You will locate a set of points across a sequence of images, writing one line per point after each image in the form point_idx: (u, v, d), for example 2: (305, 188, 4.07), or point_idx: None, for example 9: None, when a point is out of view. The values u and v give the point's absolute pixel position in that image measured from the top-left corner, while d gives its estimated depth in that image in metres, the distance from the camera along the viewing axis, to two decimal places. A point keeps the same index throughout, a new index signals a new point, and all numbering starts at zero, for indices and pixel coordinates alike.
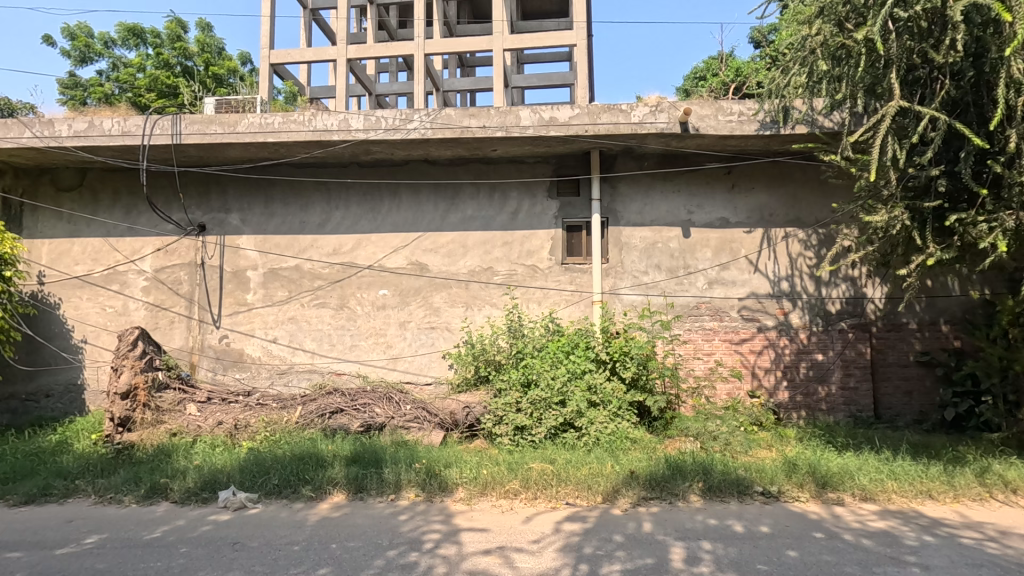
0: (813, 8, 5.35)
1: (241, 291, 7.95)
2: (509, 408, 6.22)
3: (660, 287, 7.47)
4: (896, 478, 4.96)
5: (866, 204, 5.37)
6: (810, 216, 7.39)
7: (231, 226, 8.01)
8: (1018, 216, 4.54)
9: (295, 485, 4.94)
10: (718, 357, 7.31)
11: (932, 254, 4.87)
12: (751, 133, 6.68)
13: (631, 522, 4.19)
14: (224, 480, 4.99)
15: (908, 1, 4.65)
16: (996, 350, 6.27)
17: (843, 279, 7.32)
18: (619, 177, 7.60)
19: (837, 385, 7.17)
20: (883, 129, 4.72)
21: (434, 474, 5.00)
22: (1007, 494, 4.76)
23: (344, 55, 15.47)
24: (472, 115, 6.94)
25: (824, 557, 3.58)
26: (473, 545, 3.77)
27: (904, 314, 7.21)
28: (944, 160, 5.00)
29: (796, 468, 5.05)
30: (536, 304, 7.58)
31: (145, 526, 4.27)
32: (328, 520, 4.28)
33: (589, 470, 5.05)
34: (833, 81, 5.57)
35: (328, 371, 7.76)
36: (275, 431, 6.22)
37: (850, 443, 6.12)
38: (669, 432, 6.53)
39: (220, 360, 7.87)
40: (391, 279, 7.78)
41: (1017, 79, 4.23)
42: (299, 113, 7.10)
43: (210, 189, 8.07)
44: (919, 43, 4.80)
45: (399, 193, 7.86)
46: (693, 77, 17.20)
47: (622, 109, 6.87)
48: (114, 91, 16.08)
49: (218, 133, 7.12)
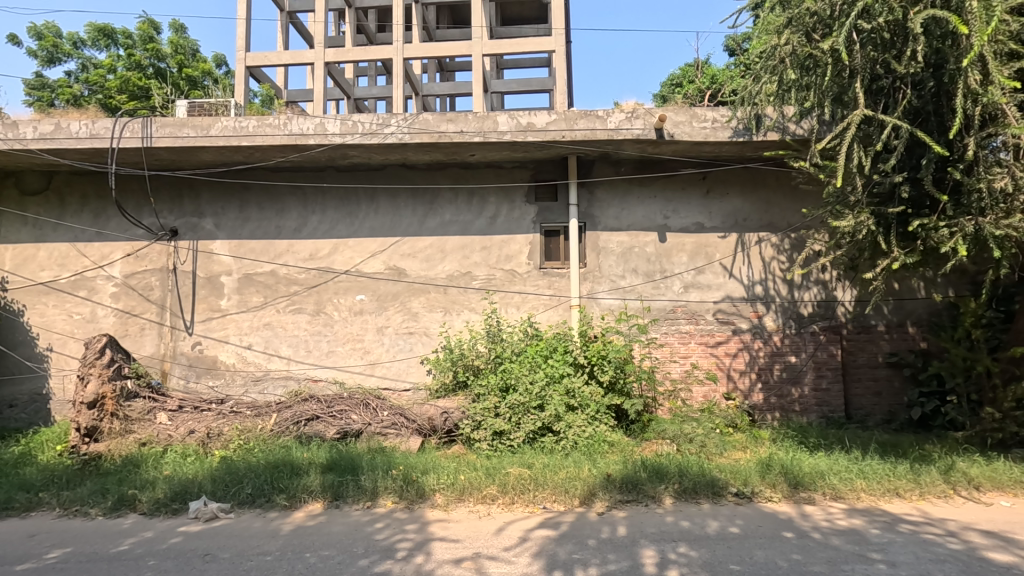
0: (781, 19, 5.48)
1: (214, 297, 7.81)
2: (487, 413, 6.21)
3: (637, 290, 7.55)
4: (865, 476, 5.08)
5: (834, 209, 5.51)
6: (783, 221, 7.54)
7: (205, 230, 7.87)
8: (977, 221, 4.68)
9: (269, 494, 4.86)
10: (694, 359, 7.42)
11: (896, 258, 5.02)
12: (724, 139, 6.83)
13: (606, 525, 4.22)
14: (195, 491, 4.89)
15: (871, 12, 4.80)
16: (959, 350, 6.43)
17: (814, 283, 7.48)
18: (597, 183, 7.67)
19: (810, 386, 7.32)
20: (849, 137, 4.86)
21: (412, 480, 4.97)
22: (970, 490, 4.91)
23: (322, 58, 15.26)
24: (449, 119, 6.94)
25: (793, 557, 3.64)
26: (448, 553, 3.75)
27: (873, 317, 7.40)
28: (908, 166, 5.13)
29: (770, 469, 5.15)
30: (515, 308, 7.60)
31: (111, 539, 4.15)
32: (301, 529, 4.22)
33: (566, 474, 5.08)
34: (802, 90, 5.71)
35: (305, 377, 7.66)
36: (249, 439, 6.12)
37: (822, 443, 6.25)
38: (646, 434, 6.59)
39: (192, 368, 7.72)
40: (368, 284, 7.72)
41: (974, 90, 4.38)
42: (274, 117, 7.02)
43: (183, 193, 7.92)
44: (883, 53, 4.94)
45: (376, 197, 7.80)
46: (670, 84, 17.39)
47: (598, 115, 6.97)
48: (83, 92, 15.69)
49: (190, 136, 7.00)
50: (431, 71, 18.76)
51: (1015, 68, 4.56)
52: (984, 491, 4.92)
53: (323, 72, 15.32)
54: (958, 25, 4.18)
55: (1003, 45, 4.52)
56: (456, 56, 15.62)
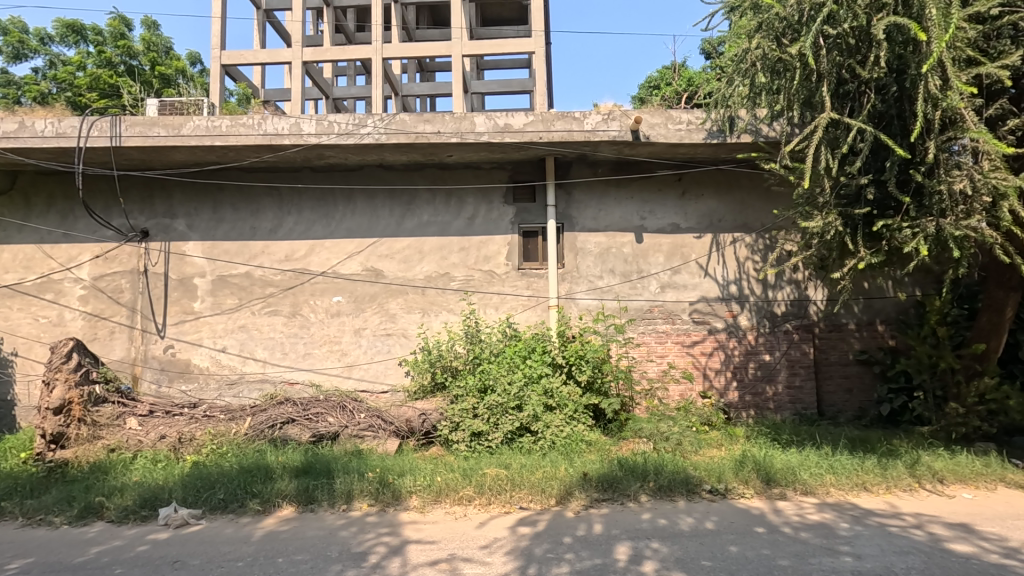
0: (751, 24, 5.57)
1: (188, 299, 7.67)
2: (465, 414, 6.21)
3: (614, 290, 7.62)
4: (835, 471, 5.19)
5: (804, 210, 5.64)
6: (756, 222, 7.68)
7: (177, 231, 7.73)
8: (938, 223, 4.81)
9: (242, 499, 4.79)
10: (671, 359, 7.51)
11: (862, 258, 5.16)
12: (699, 141, 6.93)
13: (583, 523, 4.26)
14: (165, 497, 4.79)
15: (836, 18, 4.94)
16: (925, 348, 6.61)
17: (788, 282, 7.63)
18: (575, 184, 7.71)
19: (783, 384, 7.46)
20: (816, 139, 4.99)
21: (387, 483, 4.95)
22: (934, 483, 5.06)
23: (299, 57, 15.01)
24: (426, 120, 6.92)
25: (763, 551, 3.71)
26: (422, 556, 3.74)
27: (844, 315, 7.57)
28: (873, 169, 5.24)
29: (744, 466, 5.23)
30: (494, 309, 7.61)
31: (77, 548, 4.05)
32: (274, 534, 4.17)
33: (543, 474, 5.10)
34: (772, 94, 5.81)
35: (281, 380, 7.57)
36: (222, 443, 6.02)
37: (794, 439, 6.38)
38: (624, 434, 6.65)
39: (164, 372, 7.57)
40: (345, 286, 7.66)
41: (934, 95, 4.52)
42: (248, 116, 6.92)
43: (154, 193, 7.75)
44: (848, 58, 5.07)
45: (353, 198, 7.73)
46: (648, 86, 17.56)
47: (575, 116, 7.01)
48: (51, 90, 15.28)
49: (161, 136, 6.86)
50: (411, 71, 18.67)
51: (973, 73, 4.70)
52: (948, 484, 5.07)
53: (300, 72, 15.10)
54: (919, 32, 4.33)
55: (961, 51, 4.66)
56: (436, 57, 15.53)
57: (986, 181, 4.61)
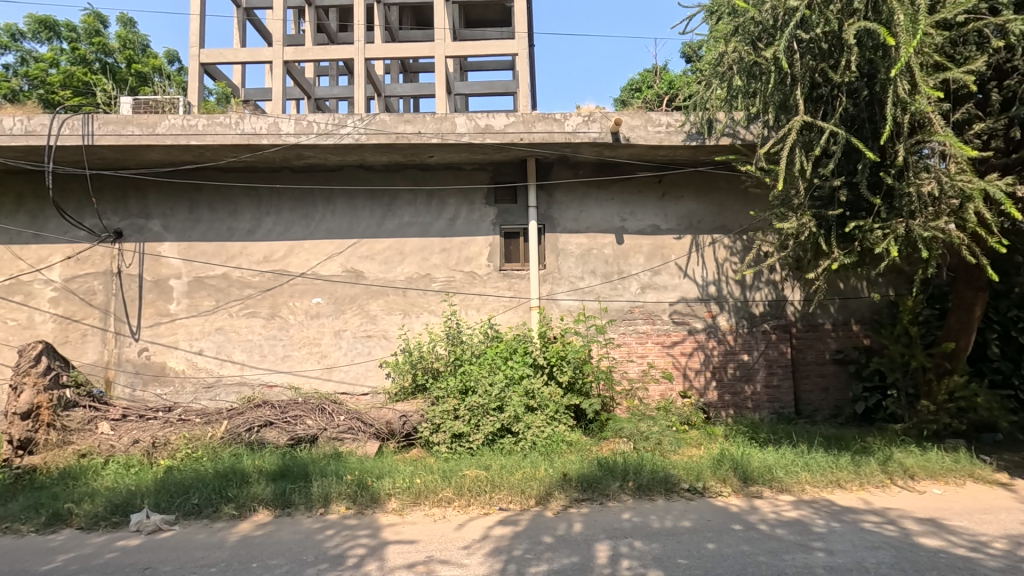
0: (727, 27, 5.65)
1: (163, 301, 7.53)
2: (446, 416, 6.17)
3: (596, 291, 7.65)
4: (810, 469, 5.27)
5: (779, 212, 5.73)
6: (734, 223, 7.78)
7: (152, 232, 7.59)
8: (908, 224, 4.91)
9: (217, 503, 4.71)
10: (651, 359, 7.56)
11: (836, 259, 5.26)
12: (679, 143, 7.00)
13: (563, 523, 4.27)
14: (137, 503, 4.70)
15: (809, 23, 5.04)
16: (897, 347, 6.74)
17: (765, 283, 7.73)
18: (556, 185, 7.74)
19: (762, 383, 7.56)
20: (790, 142, 5.09)
21: (366, 485, 4.91)
22: (905, 479, 5.17)
23: (280, 57, 14.82)
24: (407, 120, 6.89)
25: (740, 548, 3.75)
26: (400, 558, 3.71)
27: (820, 315, 7.71)
28: (846, 171, 5.33)
29: (721, 464, 5.30)
30: (475, 310, 7.60)
31: (44, 556, 3.95)
32: (249, 539, 4.12)
33: (523, 474, 5.10)
34: (748, 96, 5.88)
35: (259, 383, 7.47)
36: (198, 447, 5.91)
37: (771, 438, 6.46)
38: (604, 434, 6.67)
39: (139, 375, 7.43)
40: (325, 287, 7.58)
41: (903, 99, 4.63)
42: (225, 115, 6.83)
43: (128, 193, 7.59)
44: (821, 62, 5.16)
45: (333, 199, 7.66)
46: (629, 89, 17.70)
47: (556, 118, 7.03)
48: (23, 87, 14.92)
49: (135, 134, 6.73)
50: (394, 72, 18.56)
51: (940, 78, 4.82)
52: (918, 479, 5.19)
53: (281, 71, 14.92)
54: (887, 37, 4.45)
55: (928, 57, 4.78)
56: (419, 58, 15.44)
57: (954, 184, 4.72)
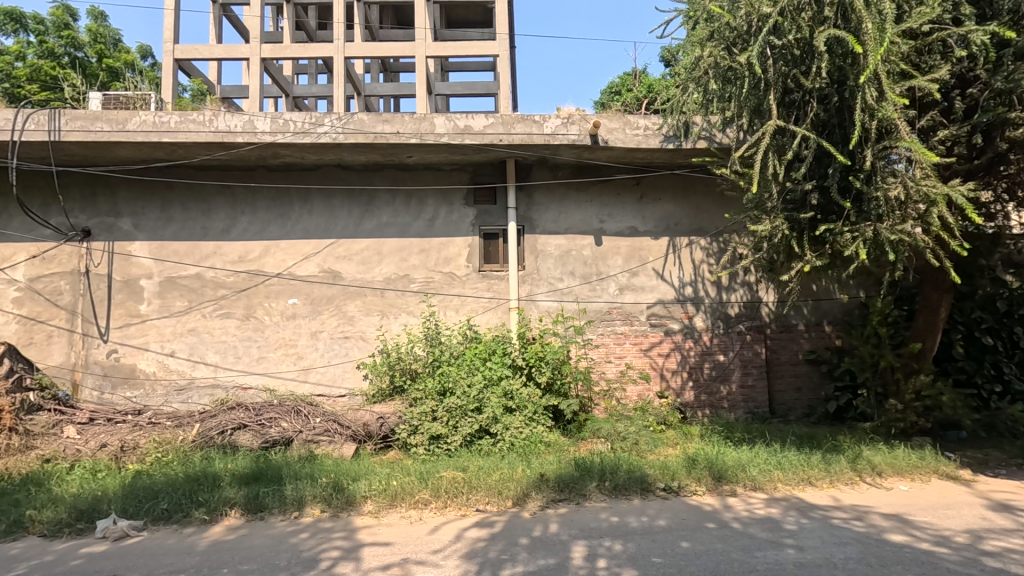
0: (703, 33, 5.72)
1: (133, 302, 7.36)
2: (424, 417, 6.14)
3: (574, 292, 7.69)
4: (783, 467, 5.36)
5: (753, 215, 5.83)
6: (711, 225, 7.89)
7: (122, 231, 7.41)
8: (876, 227, 5.04)
9: (187, 508, 4.61)
10: (628, 359, 7.62)
11: (808, 261, 5.38)
12: (656, 146, 7.08)
13: (539, 524, 4.27)
14: (104, 508, 4.57)
15: (781, 30, 5.15)
16: (867, 347, 6.90)
17: (740, 285, 7.86)
18: (535, 187, 7.76)
19: (737, 383, 7.68)
20: (763, 145, 5.19)
21: (341, 488, 4.86)
22: (873, 476, 5.30)
23: (258, 54, 14.51)
24: (385, 120, 6.84)
25: (713, 546, 3.80)
26: (374, 560, 3.68)
27: (794, 316, 7.85)
28: (817, 175, 5.43)
29: (696, 464, 5.36)
30: (454, 311, 7.58)
31: (4, 565, 3.82)
32: (220, 543, 4.04)
33: (500, 476, 5.09)
34: (723, 101, 5.97)
35: (233, 385, 7.33)
36: (168, 451, 5.78)
37: (746, 437, 6.57)
38: (582, 434, 6.70)
39: (108, 378, 7.24)
40: (301, 287, 7.48)
41: (871, 105, 4.76)
42: (198, 112, 6.70)
43: (98, 191, 7.40)
44: (793, 68, 5.27)
45: (310, 198, 7.57)
46: (609, 91, 17.82)
47: (535, 120, 7.05)
48: None
49: (104, 131, 6.56)
50: (374, 71, 18.39)
51: (906, 86, 4.96)
52: (885, 476, 5.32)
53: (259, 69, 14.60)
54: (856, 45, 4.58)
55: (895, 65, 4.92)
56: (399, 58, 15.33)
57: (919, 189, 4.86)
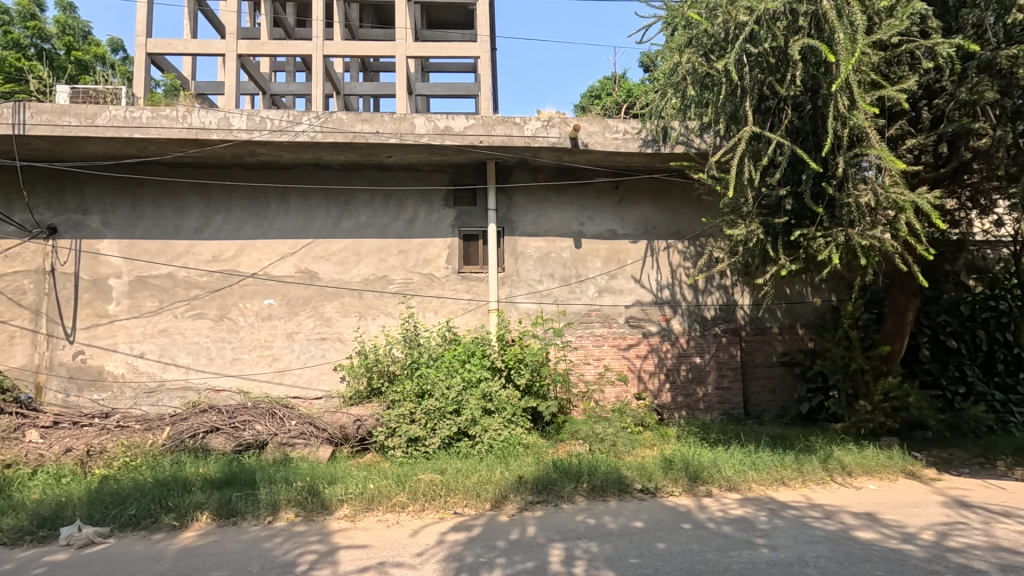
0: (681, 39, 5.80)
1: (101, 301, 7.15)
2: (402, 420, 6.10)
3: (554, 295, 7.71)
4: (757, 468, 5.45)
5: (729, 219, 5.93)
6: (688, 229, 7.99)
7: (90, 228, 7.19)
8: (848, 233, 5.16)
9: (156, 514, 4.48)
10: (607, 361, 7.68)
11: (783, 265, 5.50)
12: (635, 150, 7.17)
13: (516, 527, 4.26)
14: (68, 515, 4.42)
15: (758, 37, 5.25)
16: (839, 349, 7.06)
17: (716, 288, 7.98)
18: (515, 189, 7.76)
19: (713, 385, 7.79)
20: (739, 151, 5.28)
21: (316, 491, 4.78)
22: (844, 476, 5.42)
23: (234, 50, 14.10)
24: (364, 119, 6.77)
25: (689, 546, 3.84)
26: (351, 563, 3.64)
27: (768, 319, 8.00)
28: (791, 181, 5.55)
29: (673, 465, 5.42)
30: (433, 312, 7.54)
31: None
32: (190, 550, 3.93)
33: (478, 478, 5.07)
34: (701, 106, 6.04)
35: (205, 388, 7.17)
36: (136, 455, 5.64)
37: (721, 438, 6.66)
38: (561, 435, 6.72)
39: (73, 380, 7.02)
40: (277, 288, 7.36)
41: (843, 113, 4.89)
42: (171, 108, 6.54)
43: (64, 187, 7.17)
44: (769, 75, 5.37)
45: (287, 198, 7.45)
46: (589, 95, 17.93)
47: (515, 122, 7.05)
48: None
49: (72, 125, 6.36)
50: (353, 70, 18.19)
51: (877, 95, 5.10)
52: (855, 476, 5.44)
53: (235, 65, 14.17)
54: (828, 54, 4.69)
55: (865, 75, 5.06)
56: (379, 57, 15.20)
57: (888, 196, 5.00)
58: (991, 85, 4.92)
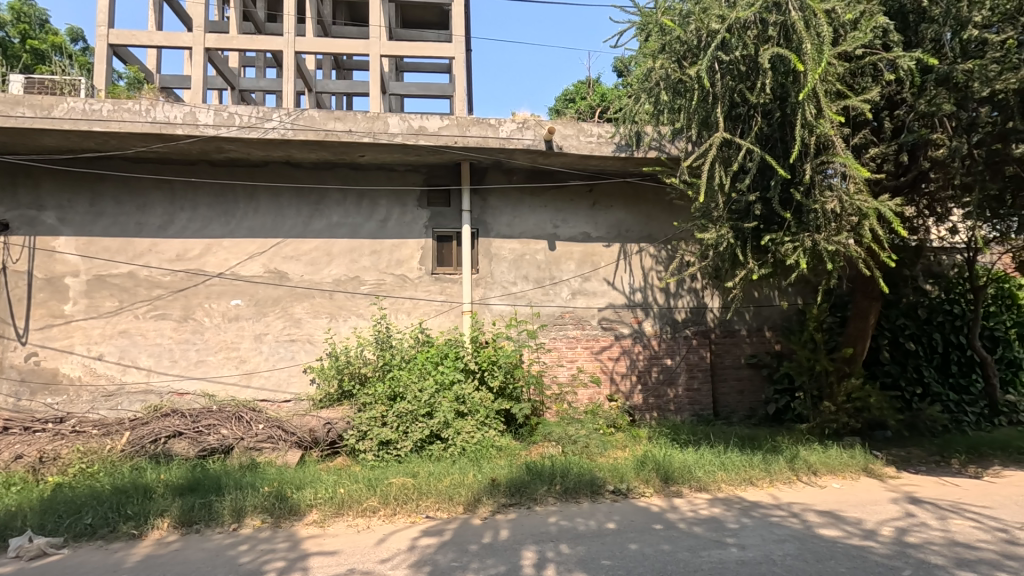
0: (655, 45, 5.88)
1: (57, 301, 6.85)
2: (373, 423, 6.01)
3: (528, 297, 7.71)
4: (726, 468, 5.54)
5: (700, 223, 6.04)
6: (660, 233, 8.11)
7: (46, 225, 6.89)
8: (814, 238, 5.29)
9: (114, 522, 4.31)
10: (580, 363, 7.71)
11: (751, 269, 5.61)
12: (608, 154, 7.24)
13: (489, 530, 4.23)
14: (17, 525, 4.21)
15: (728, 46, 5.37)
16: (804, 351, 7.24)
17: (687, 291, 8.11)
18: (490, 190, 7.74)
19: (683, 386, 7.91)
20: (710, 156, 5.38)
21: (284, 497, 4.66)
22: (809, 475, 5.56)
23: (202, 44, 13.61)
24: (336, 118, 6.66)
25: (660, 547, 3.88)
26: (320, 571, 3.56)
27: (737, 322, 8.17)
28: (760, 187, 5.67)
29: (645, 465, 5.47)
30: (405, 314, 7.45)
31: None
32: (150, 559, 3.79)
33: (450, 481, 5.01)
34: (673, 112, 6.09)
35: (168, 391, 6.93)
36: (93, 462, 5.43)
37: (691, 439, 6.77)
38: (533, 437, 6.72)
39: (25, 384, 6.71)
40: (244, 288, 7.17)
41: (810, 122, 5.02)
42: (134, 101, 6.31)
43: (18, 181, 6.86)
44: (739, 83, 5.48)
45: (256, 196, 7.28)
46: (563, 98, 18.04)
47: (490, 123, 7.04)
48: None
49: (26, 117, 6.08)
50: (326, 67, 17.90)
51: (842, 105, 5.26)
52: (820, 475, 5.59)
53: (201, 59, 13.75)
54: (796, 63, 4.82)
55: (831, 85, 5.20)
56: (352, 55, 14.98)
57: (852, 202, 5.15)
58: (947, 97, 5.12)
